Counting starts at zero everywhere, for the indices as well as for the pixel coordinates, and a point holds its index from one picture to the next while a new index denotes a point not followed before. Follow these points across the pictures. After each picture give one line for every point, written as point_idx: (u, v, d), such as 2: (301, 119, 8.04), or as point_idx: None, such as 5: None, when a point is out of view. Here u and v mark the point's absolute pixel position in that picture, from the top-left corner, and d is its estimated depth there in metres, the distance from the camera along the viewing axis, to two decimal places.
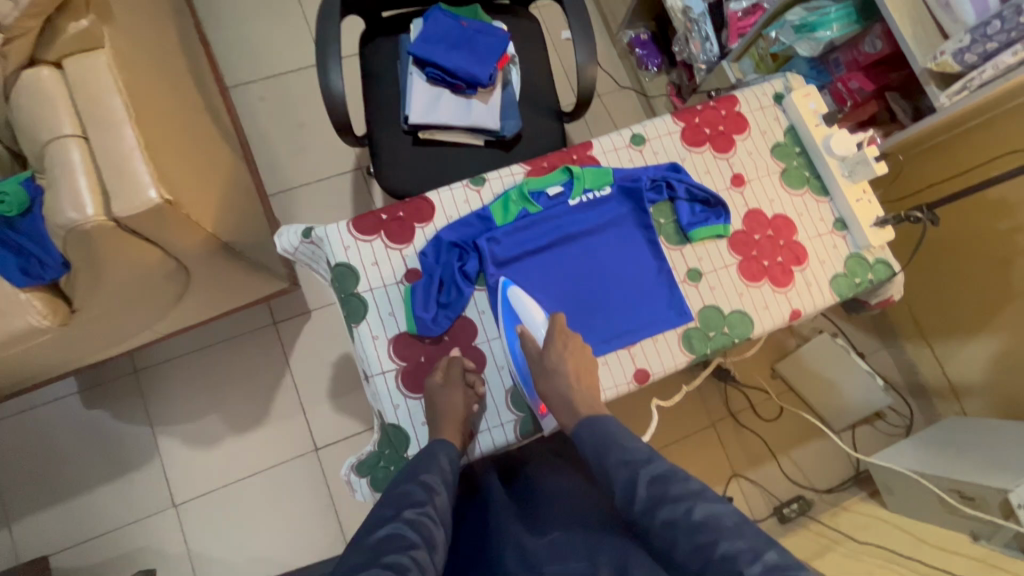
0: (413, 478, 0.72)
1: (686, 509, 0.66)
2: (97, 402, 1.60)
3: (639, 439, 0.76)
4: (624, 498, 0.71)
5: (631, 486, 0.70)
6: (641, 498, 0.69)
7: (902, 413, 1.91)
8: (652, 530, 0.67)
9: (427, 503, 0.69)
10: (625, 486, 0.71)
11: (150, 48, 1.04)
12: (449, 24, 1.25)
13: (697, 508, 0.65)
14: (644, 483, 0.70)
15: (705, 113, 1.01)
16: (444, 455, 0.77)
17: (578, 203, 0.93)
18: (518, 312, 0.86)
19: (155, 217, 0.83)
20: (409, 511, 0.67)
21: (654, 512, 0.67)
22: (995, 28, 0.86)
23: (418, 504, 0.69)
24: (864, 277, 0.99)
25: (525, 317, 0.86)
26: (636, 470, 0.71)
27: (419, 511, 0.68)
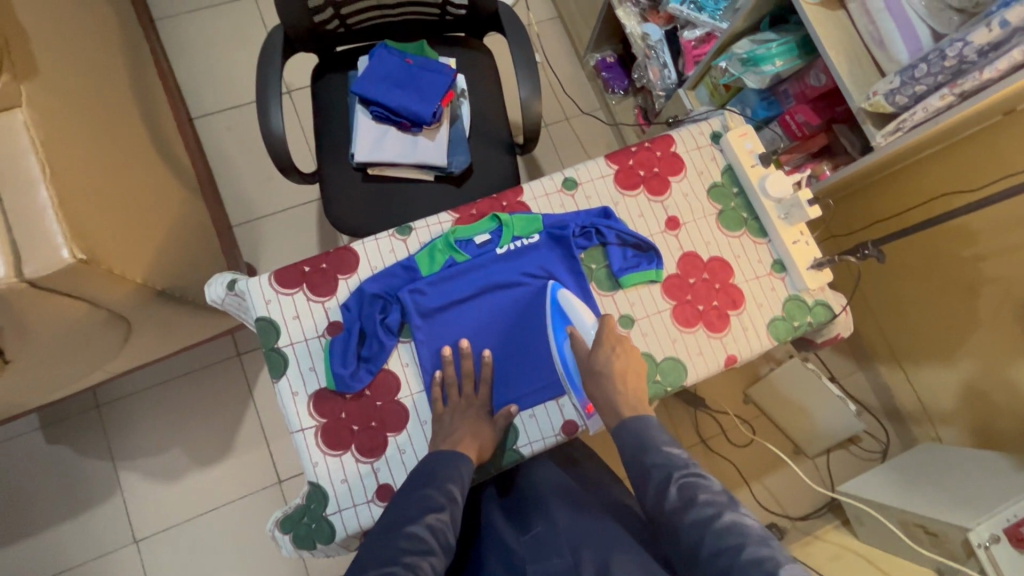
0: (437, 482, 0.76)
1: (713, 515, 0.66)
2: (58, 437, 1.60)
3: (678, 444, 0.75)
4: (655, 497, 0.71)
5: (664, 485, 0.70)
6: (670, 498, 0.69)
7: (878, 438, 1.87)
8: (678, 529, 0.67)
9: (445, 509, 0.73)
10: (657, 487, 0.71)
11: (86, 96, 1.04)
12: (394, 62, 1.25)
13: (724, 513, 0.65)
14: (676, 484, 0.70)
15: (640, 154, 1.00)
16: (459, 465, 0.78)
17: (506, 251, 0.92)
18: (569, 314, 0.89)
19: (73, 274, 0.82)
20: (431, 515, 0.72)
21: (682, 511, 0.67)
22: (922, 71, 0.84)
23: (437, 509, 0.73)
24: (803, 320, 0.97)
25: (576, 319, 0.88)
26: (671, 471, 0.71)
27: (438, 516, 0.72)
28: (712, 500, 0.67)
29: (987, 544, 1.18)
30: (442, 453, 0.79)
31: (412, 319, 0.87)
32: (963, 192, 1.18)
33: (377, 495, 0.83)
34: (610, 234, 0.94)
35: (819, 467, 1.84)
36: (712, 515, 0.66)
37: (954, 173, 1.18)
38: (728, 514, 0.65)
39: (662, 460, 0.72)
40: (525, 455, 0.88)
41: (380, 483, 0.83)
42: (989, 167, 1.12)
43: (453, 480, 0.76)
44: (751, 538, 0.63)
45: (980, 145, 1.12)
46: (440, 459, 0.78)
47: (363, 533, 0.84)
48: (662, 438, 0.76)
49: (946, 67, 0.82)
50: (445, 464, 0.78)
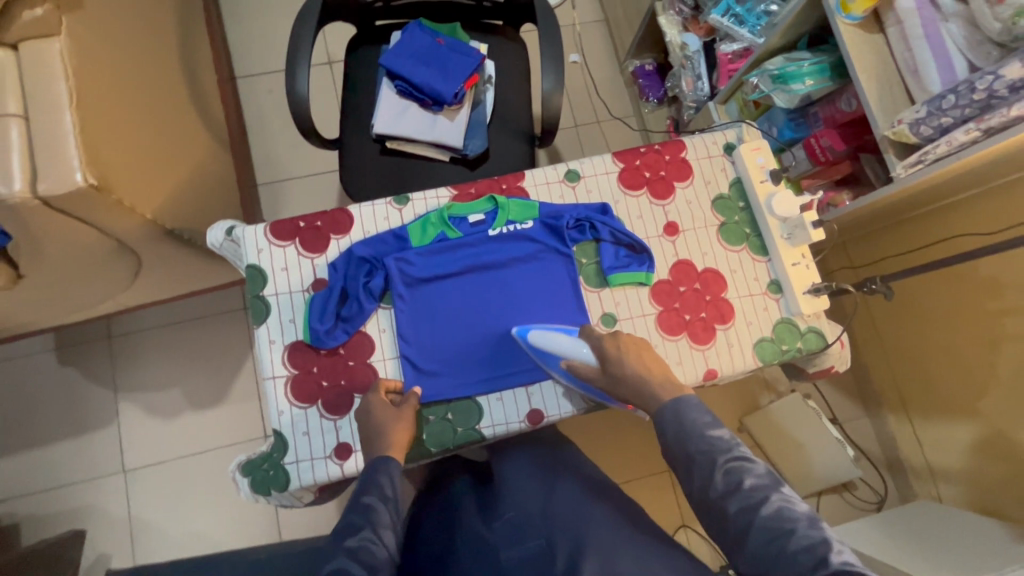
0: (355, 505, 0.71)
1: (760, 501, 0.65)
2: (69, 361, 1.68)
3: (719, 426, 0.73)
4: (700, 484, 0.70)
5: (709, 472, 0.69)
6: (717, 484, 0.68)
7: (874, 488, 1.80)
8: (725, 517, 0.67)
9: (366, 528, 0.68)
10: (702, 474, 0.70)
11: (128, 37, 1.09)
12: (425, 40, 1.27)
13: (770, 499, 0.65)
14: (721, 471, 0.69)
15: (648, 156, 0.99)
16: (389, 470, 0.75)
17: (498, 234, 0.92)
18: (553, 351, 0.84)
19: (84, 199, 0.86)
20: (353, 539, 0.67)
21: (727, 497, 0.67)
22: (949, 102, 0.81)
23: (357, 530, 0.68)
24: (792, 345, 0.94)
25: (562, 353, 0.83)
26: (714, 457, 0.70)
27: (361, 537, 0.67)
28: (758, 487, 0.66)
29: None
30: (363, 473, 0.76)
31: (395, 287, 0.88)
32: (980, 238, 1.13)
33: (335, 452, 0.85)
34: (602, 230, 0.93)
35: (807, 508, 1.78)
36: (761, 503, 0.65)
37: (974, 218, 1.13)
38: (778, 503, 0.65)
39: (707, 447, 0.71)
40: (486, 436, 0.88)
41: (339, 441, 0.85)
42: (1009, 215, 1.07)
43: (372, 490, 0.73)
44: (801, 523, 0.62)
45: (1006, 192, 1.07)
46: (371, 469, 0.75)
47: (318, 488, 0.86)
48: (703, 422, 0.74)
49: (975, 100, 0.79)
50: (372, 475, 0.74)
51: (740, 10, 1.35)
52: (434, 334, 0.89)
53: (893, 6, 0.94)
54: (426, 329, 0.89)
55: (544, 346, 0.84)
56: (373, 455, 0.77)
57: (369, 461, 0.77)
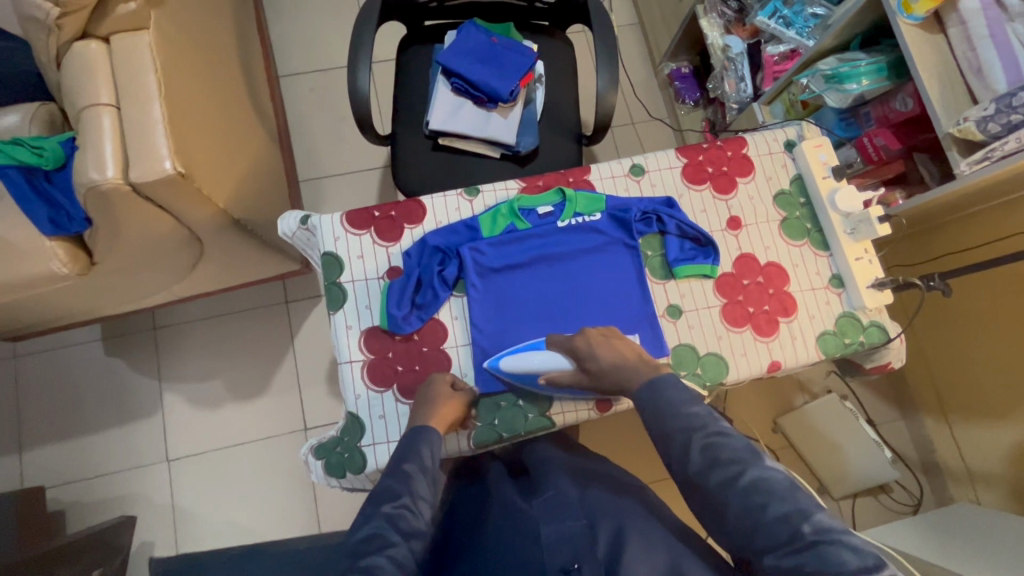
0: (393, 472, 0.74)
1: (737, 474, 0.66)
2: (115, 352, 1.71)
3: (696, 401, 0.73)
4: (678, 460, 0.70)
5: (686, 450, 0.69)
6: (695, 461, 0.68)
7: (910, 491, 1.80)
8: (707, 492, 0.67)
9: (405, 496, 0.72)
10: (680, 450, 0.70)
11: (200, 34, 1.13)
12: (480, 39, 1.30)
13: (747, 473, 0.65)
14: (699, 447, 0.69)
15: (710, 152, 1.01)
16: (429, 440, 0.78)
17: (567, 226, 0.94)
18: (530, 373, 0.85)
19: (169, 186, 0.89)
20: (389, 505, 0.70)
21: (707, 473, 0.67)
22: (1021, 99, 0.83)
23: (396, 499, 0.71)
24: (854, 339, 0.95)
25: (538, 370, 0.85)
26: (691, 434, 0.70)
27: (397, 505, 0.71)
28: (736, 460, 0.67)
29: None
30: (402, 440, 0.79)
31: (468, 277, 0.90)
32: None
33: None
34: (670, 225, 0.95)
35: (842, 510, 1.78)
36: (739, 474, 0.66)
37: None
38: (756, 475, 0.65)
39: (682, 425, 0.70)
40: (556, 423, 0.90)
41: None
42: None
43: (408, 461, 0.76)
44: (778, 494, 0.63)
45: None
46: (411, 437, 0.78)
47: None
48: (680, 399, 0.74)
49: None
50: (415, 443, 0.78)
51: (787, 12, 1.37)
52: (505, 323, 0.91)
53: (956, 6, 0.96)
54: (498, 319, 0.91)
55: (517, 368, 0.85)
56: (415, 425, 0.80)
57: (411, 429, 0.80)
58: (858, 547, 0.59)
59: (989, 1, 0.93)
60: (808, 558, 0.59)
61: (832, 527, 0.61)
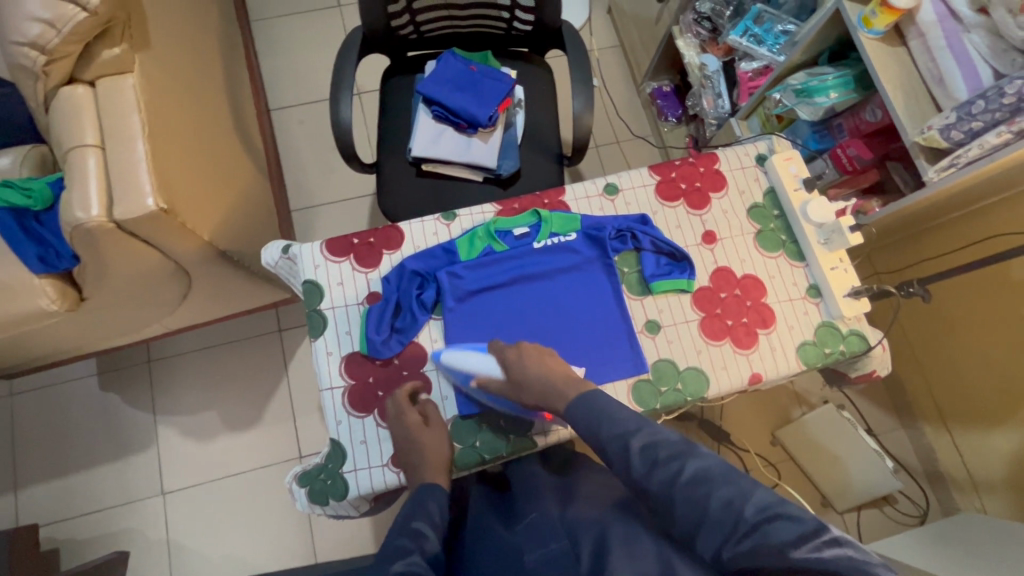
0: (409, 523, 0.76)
1: (679, 470, 0.68)
2: (110, 385, 1.72)
3: (623, 408, 0.77)
4: (621, 466, 0.72)
5: (626, 453, 0.71)
6: (636, 467, 0.70)
7: (915, 501, 1.76)
8: (650, 492, 0.69)
9: (417, 549, 0.71)
10: (620, 453, 0.72)
11: (186, 73, 1.17)
12: (458, 67, 1.34)
13: (689, 464, 0.68)
14: (638, 449, 0.71)
15: (683, 168, 1.03)
16: (435, 496, 0.79)
17: (542, 247, 0.95)
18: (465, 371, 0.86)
19: (152, 222, 0.92)
20: (401, 560, 0.68)
21: (650, 474, 0.69)
22: (979, 108, 0.84)
23: (409, 551, 0.70)
24: (834, 348, 0.95)
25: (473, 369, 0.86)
26: (628, 438, 0.72)
27: (409, 558, 0.69)
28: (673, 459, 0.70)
29: None
30: (409, 499, 0.79)
31: (446, 300, 0.92)
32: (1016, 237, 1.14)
33: (392, 460, 0.86)
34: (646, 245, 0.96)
35: (847, 524, 1.74)
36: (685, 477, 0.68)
37: (1011, 217, 1.14)
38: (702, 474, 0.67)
39: (619, 429, 0.73)
40: (537, 443, 0.89)
41: (396, 449, 0.87)
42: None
43: (421, 517, 0.77)
44: (719, 485, 0.66)
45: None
46: (419, 495, 0.79)
47: (373, 497, 0.88)
48: (610, 408, 0.77)
49: (1005, 104, 0.82)
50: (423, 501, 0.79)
51: (758, 30, 1.41)
52: (483, 345, 0.91)
53: (914, 19, 0.98)
54: (477, 340, 0.91)
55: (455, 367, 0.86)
56: (420, 485, 0.81)
57: (415, 490, 0.80)
58: (798, 517, 0.61)
59: (944, 12, 0.95)
60: (757, 540, 0.61)
61: (773, 504, 0.63)
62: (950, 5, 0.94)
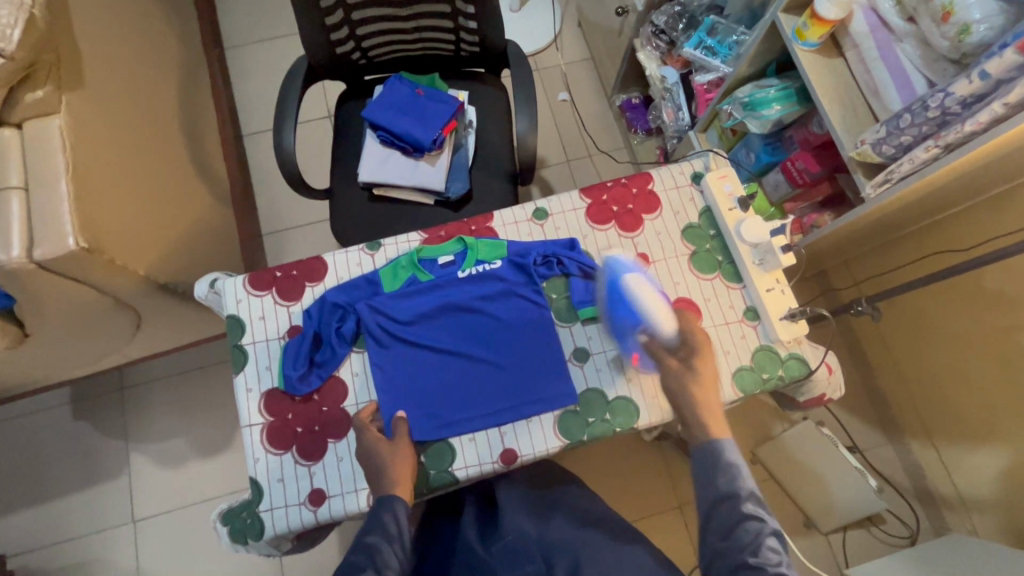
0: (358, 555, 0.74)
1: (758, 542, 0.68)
2: (83, 413, 1.74)
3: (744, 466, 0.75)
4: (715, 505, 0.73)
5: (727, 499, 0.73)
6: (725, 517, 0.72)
7: (905, 522, 1.67)
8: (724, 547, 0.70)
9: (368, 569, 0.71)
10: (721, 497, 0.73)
11: (129, 108, 1.18)
12: (404, 91, 1.33)
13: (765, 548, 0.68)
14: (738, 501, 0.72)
15: (615, 190, 1.00)
16: (392, 509, 0.77)
17: (466, 275, 0.94)
18: (642, 312, 0.85)
19: (76, 260, 0.92)
20: None
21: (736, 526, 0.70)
22: (906, 122, 0.80)
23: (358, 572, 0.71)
24: (773, 373, 0.91)
25: (648, 318, 0.84)
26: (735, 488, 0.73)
27: None
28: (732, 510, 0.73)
29: None
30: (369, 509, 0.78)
31: (368, 331, 0.90)
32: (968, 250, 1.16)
33: (310, 499, 0.85)
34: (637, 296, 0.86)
35: (832, 545, 1.68)
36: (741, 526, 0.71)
37: (963, 232, 1.15)
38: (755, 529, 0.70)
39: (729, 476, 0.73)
40: (459, 479, 0.86)
41: (314, 487, 0.85)
42: (992, 225, 1.09)
43: (373, 531, 0.75)
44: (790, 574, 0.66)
45: (996, 203, 1.08)
46: (377, 506, 0.77)
47: (292, 535, 0.86)
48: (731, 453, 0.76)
49: (929, 117, 0.77)
50: (377, 514, 0.76)
51: (711, 42, 1.37)
52: (405, 376, 0.89)
53: (848, 30, 0.95)
54: (400, 371, 0.89)
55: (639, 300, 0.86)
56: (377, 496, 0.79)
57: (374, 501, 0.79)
58: None
59: (875, 22, 0.91)
60: None
61: None
62: (881, 14, 0.90)
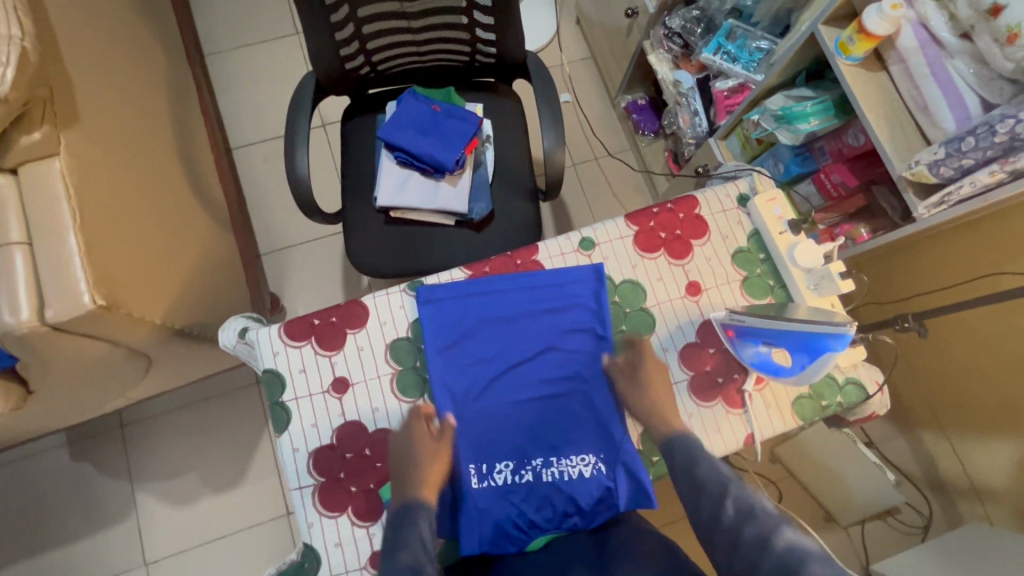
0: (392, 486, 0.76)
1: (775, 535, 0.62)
2: (83, 455, 1.64)
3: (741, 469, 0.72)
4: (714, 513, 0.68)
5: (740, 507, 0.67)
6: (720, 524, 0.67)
7: (919, 510, 1.72)
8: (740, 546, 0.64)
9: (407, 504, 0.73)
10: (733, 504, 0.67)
11: (126, 138, 1.09)
12: (420, 108, 1.26)
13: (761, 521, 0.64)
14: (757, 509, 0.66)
15: (661, 215, 0.97)
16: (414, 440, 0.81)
17: (545, 460, 0.85)
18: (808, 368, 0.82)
19: (92, 319, 0.84)
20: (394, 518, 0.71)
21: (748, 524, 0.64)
22: (969, 145, 0.80)
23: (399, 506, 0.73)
24: (832, 400, 0.90)
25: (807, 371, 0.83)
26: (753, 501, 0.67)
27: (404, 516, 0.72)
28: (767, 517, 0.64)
29: None
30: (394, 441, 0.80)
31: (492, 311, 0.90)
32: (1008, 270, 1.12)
33: (370, 561, 0.82)
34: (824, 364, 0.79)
35: (853, 538, 1.69)
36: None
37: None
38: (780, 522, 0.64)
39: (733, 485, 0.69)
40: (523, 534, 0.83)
41: (373, 549, 0.82)
42: None
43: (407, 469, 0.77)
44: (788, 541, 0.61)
45: None
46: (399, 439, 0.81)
47: None
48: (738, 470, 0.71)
49: (996, 142, 0.77)
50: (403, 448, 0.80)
51: (731, 47, 1.34)
52: (469, 334, 0.89)
53: (894, 44, 0.92)
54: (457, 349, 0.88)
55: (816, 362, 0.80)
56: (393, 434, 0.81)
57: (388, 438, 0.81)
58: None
59: (925, 37, 0.89)
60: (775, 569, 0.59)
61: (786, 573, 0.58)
62: (931, 29, 0.88)
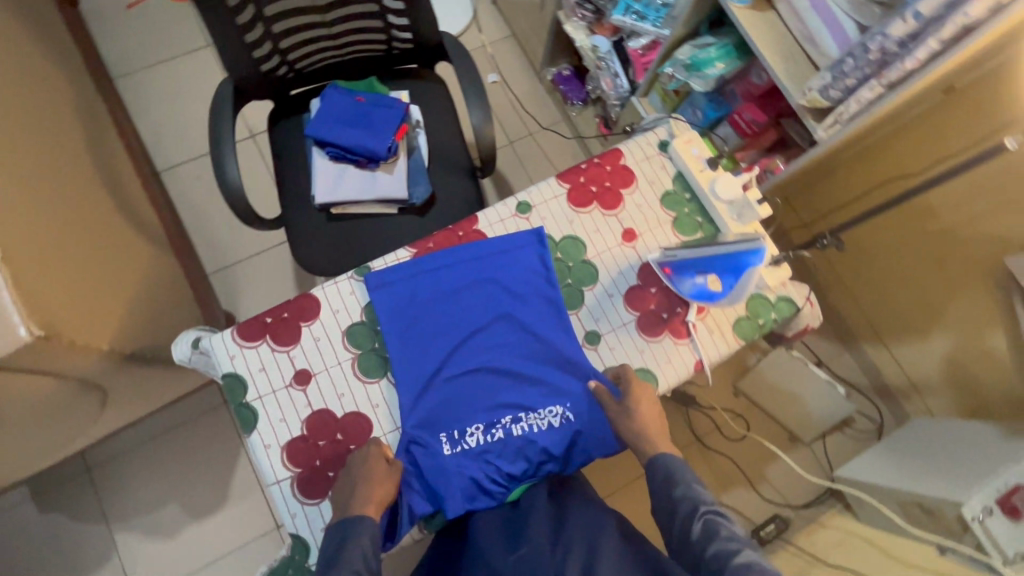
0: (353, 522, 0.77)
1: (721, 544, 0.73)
2: (50, 506, 1.58)
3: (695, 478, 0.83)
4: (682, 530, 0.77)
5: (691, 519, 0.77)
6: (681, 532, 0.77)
7: (870, 416, 1.82)
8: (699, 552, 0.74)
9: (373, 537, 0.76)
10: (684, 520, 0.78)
11: (39, 167, 1.05)
12: (344, 101, 1.26)
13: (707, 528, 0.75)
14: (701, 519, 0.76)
15: (590, 171, 1.01)
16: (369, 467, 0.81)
17: (513, 417, 0.89)
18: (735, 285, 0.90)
19: (34, 351, 0.82)
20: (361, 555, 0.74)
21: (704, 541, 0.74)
22: (849, 66, 0.88)
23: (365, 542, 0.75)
24: (767, 317, 0.98)
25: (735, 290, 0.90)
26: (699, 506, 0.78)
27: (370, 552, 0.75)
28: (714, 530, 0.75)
29: (981, 518, 1.13)
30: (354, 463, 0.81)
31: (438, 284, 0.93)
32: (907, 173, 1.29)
33: None
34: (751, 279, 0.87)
35: (817, 453, 1.80)
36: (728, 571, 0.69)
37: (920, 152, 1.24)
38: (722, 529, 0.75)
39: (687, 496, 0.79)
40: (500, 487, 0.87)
41: None
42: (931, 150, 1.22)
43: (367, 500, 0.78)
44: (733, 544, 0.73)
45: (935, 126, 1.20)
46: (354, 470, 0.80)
47: None
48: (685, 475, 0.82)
49: (871, 59, 0.85)
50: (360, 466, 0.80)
51: (639, 7, 1.39)
52: (421, 311, 0.91)
53: None
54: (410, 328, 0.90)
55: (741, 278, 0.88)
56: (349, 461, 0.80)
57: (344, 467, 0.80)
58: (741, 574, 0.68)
59: None
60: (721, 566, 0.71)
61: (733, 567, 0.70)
62: None
